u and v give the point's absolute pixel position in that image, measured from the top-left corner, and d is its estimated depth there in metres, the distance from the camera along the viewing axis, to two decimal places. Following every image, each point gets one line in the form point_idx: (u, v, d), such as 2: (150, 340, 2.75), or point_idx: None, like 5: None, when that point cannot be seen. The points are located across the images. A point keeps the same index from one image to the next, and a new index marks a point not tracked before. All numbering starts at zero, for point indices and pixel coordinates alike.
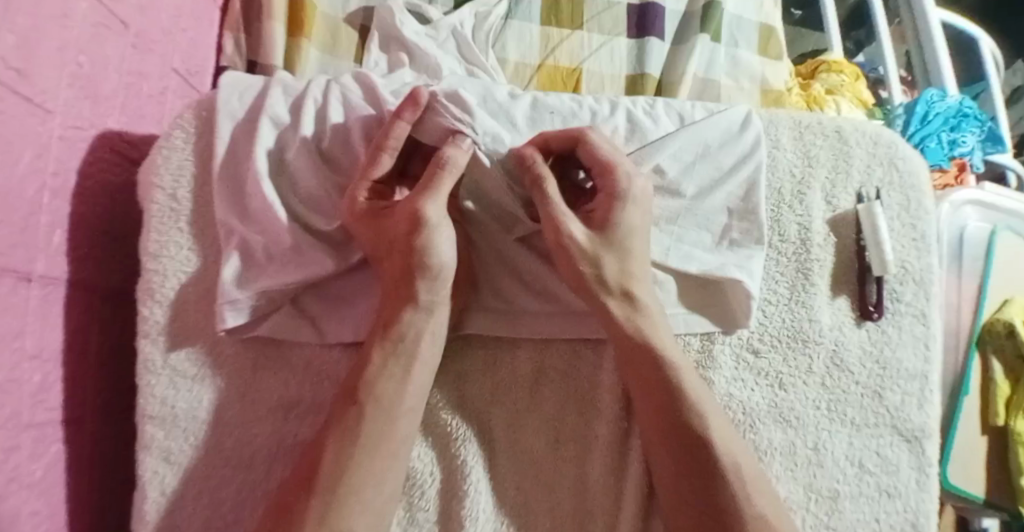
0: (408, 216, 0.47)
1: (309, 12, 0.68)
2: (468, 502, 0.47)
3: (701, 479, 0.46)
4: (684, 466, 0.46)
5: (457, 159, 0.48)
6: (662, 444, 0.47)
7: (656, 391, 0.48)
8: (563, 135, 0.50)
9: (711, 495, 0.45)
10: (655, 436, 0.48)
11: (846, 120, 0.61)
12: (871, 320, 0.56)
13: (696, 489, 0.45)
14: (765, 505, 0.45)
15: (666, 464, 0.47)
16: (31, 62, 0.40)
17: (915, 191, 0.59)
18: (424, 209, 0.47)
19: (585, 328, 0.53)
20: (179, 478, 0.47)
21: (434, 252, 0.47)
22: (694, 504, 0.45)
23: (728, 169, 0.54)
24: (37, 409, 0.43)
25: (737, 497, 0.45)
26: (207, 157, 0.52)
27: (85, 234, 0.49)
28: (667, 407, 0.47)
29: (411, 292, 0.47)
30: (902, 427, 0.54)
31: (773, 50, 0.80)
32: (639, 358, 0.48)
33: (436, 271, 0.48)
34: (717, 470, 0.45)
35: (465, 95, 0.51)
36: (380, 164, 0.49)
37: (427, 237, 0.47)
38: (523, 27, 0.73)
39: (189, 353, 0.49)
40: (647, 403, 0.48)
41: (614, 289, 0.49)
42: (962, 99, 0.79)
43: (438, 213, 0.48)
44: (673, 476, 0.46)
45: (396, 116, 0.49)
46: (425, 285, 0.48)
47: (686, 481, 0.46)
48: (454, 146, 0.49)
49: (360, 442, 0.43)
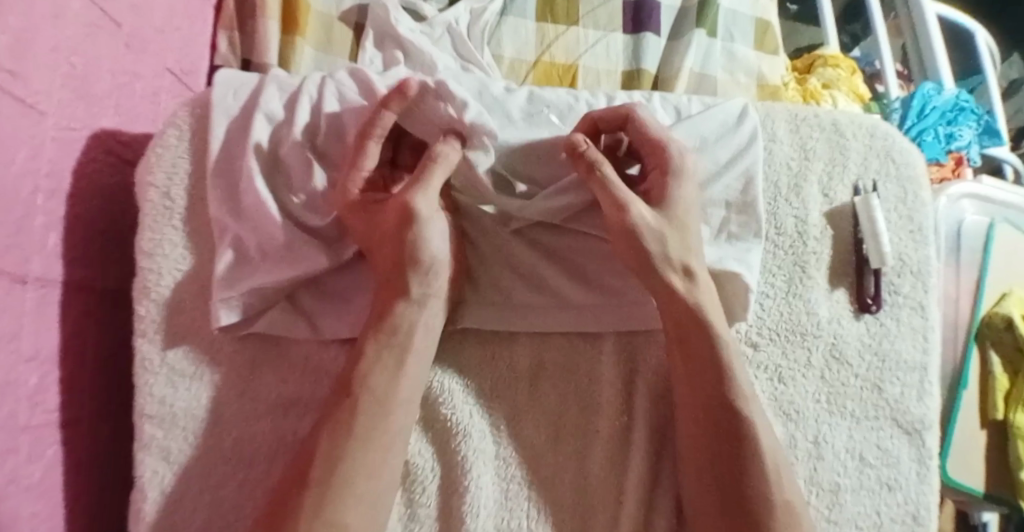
0: (398, 210, 0.47)
1: (303, 10, 0.68)
2: (468, 497, 0.47)
3: (733, 467, 0.46)
4: (716, 457, 0.47)
5: (448, 154, 0.49)
6: (694, 426, 0.48)
7: (697, 376, 0.48)
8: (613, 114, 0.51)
9: (741, 486, 0.46)
10: (696, 422, 0.48)
11: (841, 112, 0.61)
12: (870, 312, 0.56)
13: (727, 478, 0.46)
14: (793, 492, 0.46)
15: (698, 453, 0.47)
16: (24, 62, 0.40)
17: (912, 182, 0.59)
18: (414, 203, 0.47)
19: (591, 321, 0.53)
20: (179, 477, 0.46)
21: (425, 245, 0.47)
22: (722, 494, 0.46)
23: (725, 162, 0.54)
24: (34, 411, 0.43)
25: (768, 484, 0.45)
26: (201, 155, 0.52)
27: (80, 235, 0.49)
28: (714, 390, 0.48)
29: (402, 284, 0.47)
30: (903, 419, 0.54)
31: (769, 43, 0.79)
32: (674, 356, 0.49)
33: (427, 265, 0.48)
34: (751, 458, 0.46)
35: (454, 89, 0.50)
36: (368, 153, 0.49)
37: (418, 230, 0.47)
38: (518, 24, 0.73)
39: (186, 351, 0.48)
40: (689, 386, 0.49)
41: (676, 265, 0.49)
42: (959, 93, 0.78)
43: (428, 207, 0.48)
44: (699, 470, 0.47)
45: (382, 106, 0.48)
46: (417, 279, 0.47)
47: (717, 470, 0.46)
48: (445, 143, 0.49)
49: (356, 435, 0.43)
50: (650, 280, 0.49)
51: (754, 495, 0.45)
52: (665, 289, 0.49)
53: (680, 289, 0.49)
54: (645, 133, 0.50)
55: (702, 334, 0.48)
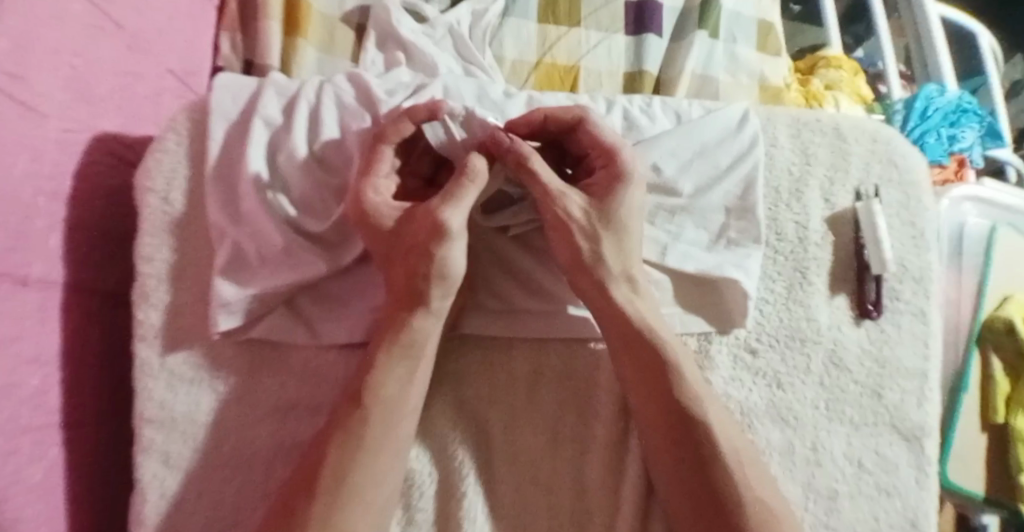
0: (429, 226, 0.47)
1: (305, 11, 0.68)
2: (467, 503, 0.47)
3: (698, 469, 0.45)
4: (684, 452, 0.45)
5: (479, 166, 0.48)
6: (656, 438, 0.47)
7: (652, 385, 0.47)
8: (563, 113, 0.50)
9: (711, 490, 0.44)
10: (652, 427, 0.47)
11: (845, 117, 0.61)
12: (870, 318, 0.56)
13: (696, 483, 0.44)
14: (764, 490, 0.44)
15: (664, 464, 0.46)
16: (25, 66, 0.40)
17: (915, 188, 0.59)
18: (446, 219, 0.46)
19: (569, 327, 0.52)
20: (179, 481, 0.46)
21: (452, 260, 0.47)
22: (695, 496, 0.44)
23: (725, 167, 0.54)
24: (36, 413, 0.43)
25: (735, 481, 0.44)
26: (200, 159, 0.52)
27: (82, 237, 0.49)
28: (665, 395, 0.46)
29: (424, 296, 0.47)
30: (902, 426, 0.54)
31: (772, 45, 0.79)
32: (633, 348, 0.47)
33: (452, 280, 0.48)
34: (714, 457, 0.45)
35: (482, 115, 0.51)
36: (384, 156, 0.50)
37: (446, 246, 0.47)
38: (520, 24, 0.72)
39: (187, 356, 0.49)
40: (639, 390, 0.47)
41: (618, 273, 0.49)
42: (961, 95, 0.78)
43: (460, 223, 0.47)
44: (672, 468, 0.45)
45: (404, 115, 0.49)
46: (438, 290, 0.47)
47: (682, 469, 0.45)
48: (478, 157, 0.48)
49: (364, 445, 0.43)
50: (590, 284, 0.49)
51: (727, 495, 0.43)
52: (599, 298, 0.48)
53: (621, 297, 0.48)
54: (595, 137, 0.50)
55: (642, 342, 0.47)
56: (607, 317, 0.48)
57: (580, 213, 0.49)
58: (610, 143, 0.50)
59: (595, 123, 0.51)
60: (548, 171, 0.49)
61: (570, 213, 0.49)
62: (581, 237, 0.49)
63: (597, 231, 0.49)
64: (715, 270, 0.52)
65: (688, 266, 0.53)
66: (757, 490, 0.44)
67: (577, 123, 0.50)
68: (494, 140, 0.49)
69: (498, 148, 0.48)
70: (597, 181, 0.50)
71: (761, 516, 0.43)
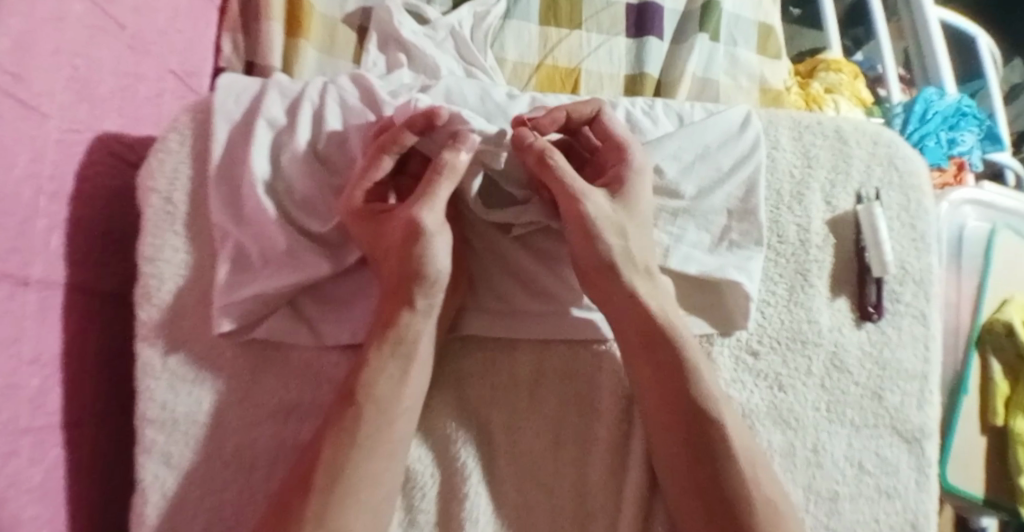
0: (406, 225, 0.47)
1: (307, 11, 0.68)
2: (468, 504, 0.47)
3: (707, 469, 0.45)
4: (694, 452, 0.45)
5: (456, 163, 0.47)
6: (668, 441, 0.47)
7: (662, 386, 0.47)
8: (582, 108, 0.51)
9: (721, 492, 0.44)
10: (665, 429, 0.47)
11: (845, 120, 0.61)
12: (871, 320, 0.56)
13: (704, 483, 0.45)
14: (774, 492, 0.45)
15: (676, 465, 0.46)
16: (26, 66, 0.40)
17: (915, 191, 0.59)
18: (421, 218, 0.47)
19: (572, 328, 0.52)
20: (179, 481, 0.46)
21: (430, 258, 0.47)
22: (703, 497, 0.45)
23: (728, 170, 0.54)
24: (36, 413, 0.43)
25: (745, 483, 0.44)
26: (202, 160, 0.52)
27: (83, 238, 0.49)
28: (680, 394, 0.46)
29: (410, 296, 0.47)
30: (902, 427, 0.54)
31: (773, 48, 0.79)
32: (651, 346, 0.48)
33: (433, 279, 0.47)
34: (728, 457, 0.45)
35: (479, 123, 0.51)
36: (382, 166, 0.49)
37: (425, 244, 0.47)
38: (521, 26, 0.73)
39: (187, 357, 0.49)
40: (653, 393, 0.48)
41: (640, 267, 0.49)
42: (960, 98, 0.78)
43: (435, 220, 0.47)
44: (682, 467, 0.46)
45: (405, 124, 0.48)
46: (421, 292, 0.47)
47: (695, 472, 0.45)
48: (455, 148, 0.48)
49: (359, 445, 0.43)
50: (612, 284, 0.48)
51: (735, 497, 0.44)
52: (625, 295, 0.48)
53: (642, 291, 0.49)
54: (609, 133, 0.52)
55: (662, 340, 0.47)
56: (619, 321, 0.49)
57: (609, 207, 0.49)
58: (621, 139, 0.51)
59: (611, 117, 0.52)
60: (570, 170, 0.49)
61: (597, 210, 0.48)
62: (609, 233, 0.48)
63: (625, 226, 0.49)
64: (716, 274, 0.52)
65: (711, 266, 0.53)
66: (769, 493, 0.44)
67: (594, 116, 0.52)
68: (517, 137, 0.49)
69: (520, 145, 0.49)
70: (611, 178, 0.51)
71: (768, 517, 0.43)
